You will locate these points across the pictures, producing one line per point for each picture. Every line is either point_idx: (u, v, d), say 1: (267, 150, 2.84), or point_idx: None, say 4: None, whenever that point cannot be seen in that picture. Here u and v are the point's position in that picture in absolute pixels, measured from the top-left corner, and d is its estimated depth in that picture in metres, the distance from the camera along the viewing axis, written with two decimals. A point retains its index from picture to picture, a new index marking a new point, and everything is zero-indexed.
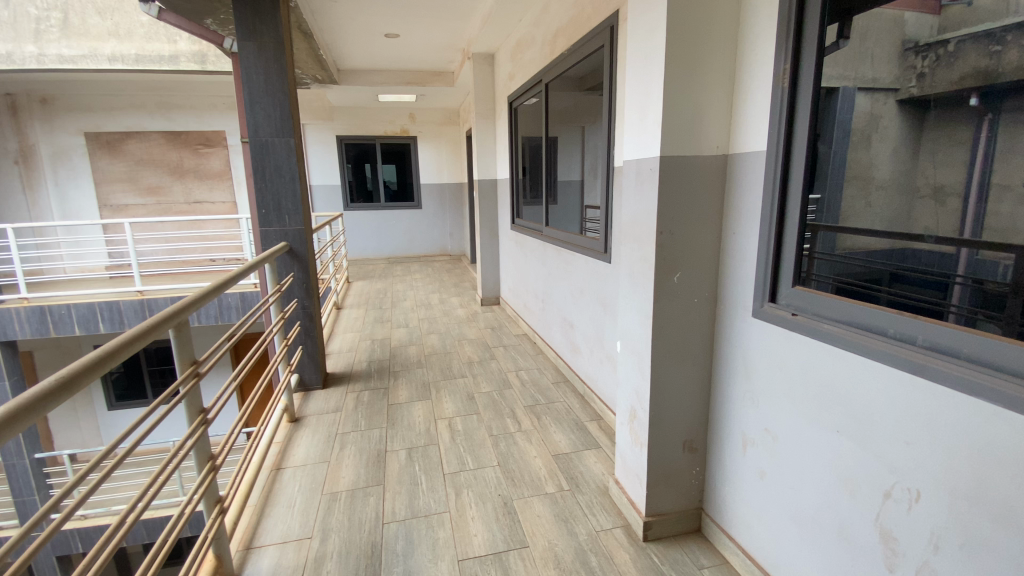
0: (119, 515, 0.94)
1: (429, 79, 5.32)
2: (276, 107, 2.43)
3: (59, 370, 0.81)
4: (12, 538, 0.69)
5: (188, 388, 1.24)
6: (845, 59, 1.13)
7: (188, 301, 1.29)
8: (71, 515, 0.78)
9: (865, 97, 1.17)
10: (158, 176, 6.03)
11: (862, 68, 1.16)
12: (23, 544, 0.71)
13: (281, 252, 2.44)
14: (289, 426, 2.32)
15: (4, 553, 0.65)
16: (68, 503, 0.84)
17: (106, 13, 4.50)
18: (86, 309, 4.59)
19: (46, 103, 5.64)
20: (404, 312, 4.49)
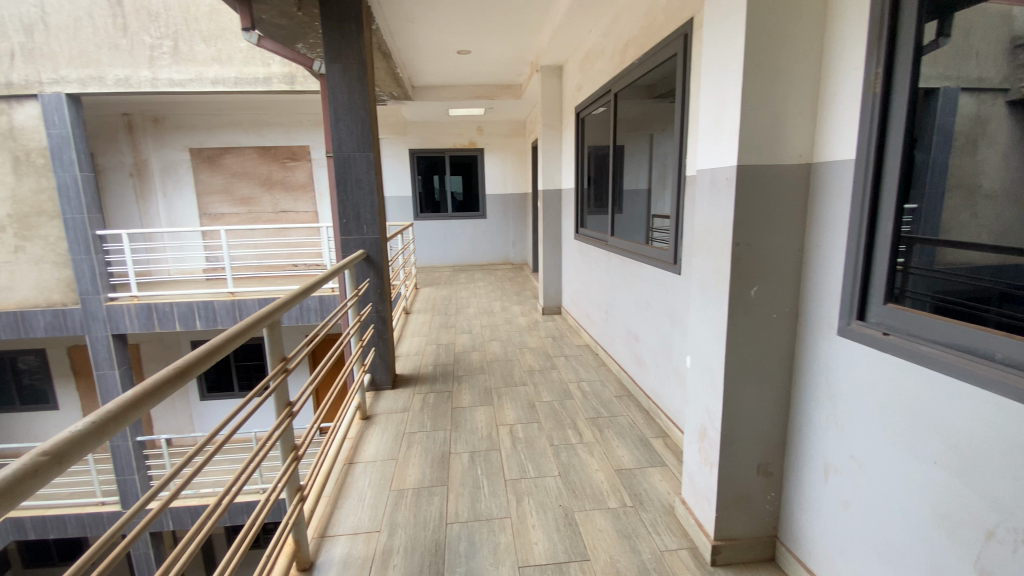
0: (219, 495, 1.04)
1: (498, 92, 5.45)
2: (357, 124, 2.60)
3: (178, 360, 0.93)
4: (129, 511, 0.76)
5: (277, 383, 1.34)
6: (946, 58, 1.02)
7: (280, 303, 1.40)
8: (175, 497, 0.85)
9: (968, 98, 1.05)
10: (251, 188, 6.60)
11: (965, 67, 1.03)
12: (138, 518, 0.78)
13: (360, 259, 2.59)
14: (361, 423, 2.45)
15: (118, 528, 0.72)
16: (175, 483, 0.94)
17: (211, 41, 5.02)
18: (186, 306, 5.07)
19: (158, 123, 6.28)
20: (467, 319, 4.59)
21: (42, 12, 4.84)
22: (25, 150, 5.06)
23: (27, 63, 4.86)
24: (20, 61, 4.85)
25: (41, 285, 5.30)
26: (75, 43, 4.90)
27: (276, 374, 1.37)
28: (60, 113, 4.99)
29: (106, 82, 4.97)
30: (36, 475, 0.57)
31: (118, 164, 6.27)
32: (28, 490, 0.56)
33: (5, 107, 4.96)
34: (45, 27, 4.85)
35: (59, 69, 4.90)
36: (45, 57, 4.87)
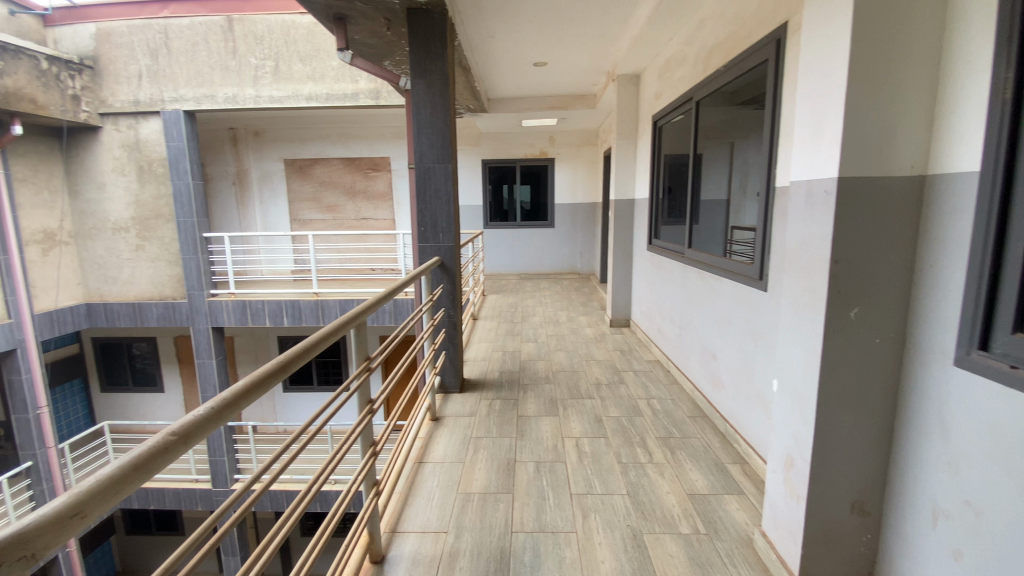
0: (309, 481, 1.11)
1: (572, 103, 5.47)
2: (438, 136, 2.71)
3: (281, 355, 1.00)
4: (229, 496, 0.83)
5: (360, 382, 1.42)
6: None
7: (367, 305, 1.49)
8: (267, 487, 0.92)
9: None
10: (336, 196, 7.07)
11: None
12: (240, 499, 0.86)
13: (435, 266, 2.68)
14: (431, 424, 2.53)
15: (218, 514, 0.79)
16: (270, 469, 1.02)
17: (307, 60, 5.45)
18: (276, 305, 5.49)
19: (258, 135, 6.87)
20: (533, 328, 4.60)
21: (166, 38, 5.48)
22: (148, 161, 5.73)
23: (152, 83, 5.51)
24: (147, 82, 5.52)
25: (155, 280, 5.96)
26: (192, 64, 5.49)
27: (359, 374, 1.44)
28: (177, 128, 5.58)
29: (216, 99, 5.52)
30: (167, 452, 0.64)
31: (223, 173, 6.94)
32: (161, 464, 0.63)
33: (134, 122, 5.66)
34: (168, 51, 5.48)
35: (178, 89, 5.50)
36: (168, 78, 5.50)
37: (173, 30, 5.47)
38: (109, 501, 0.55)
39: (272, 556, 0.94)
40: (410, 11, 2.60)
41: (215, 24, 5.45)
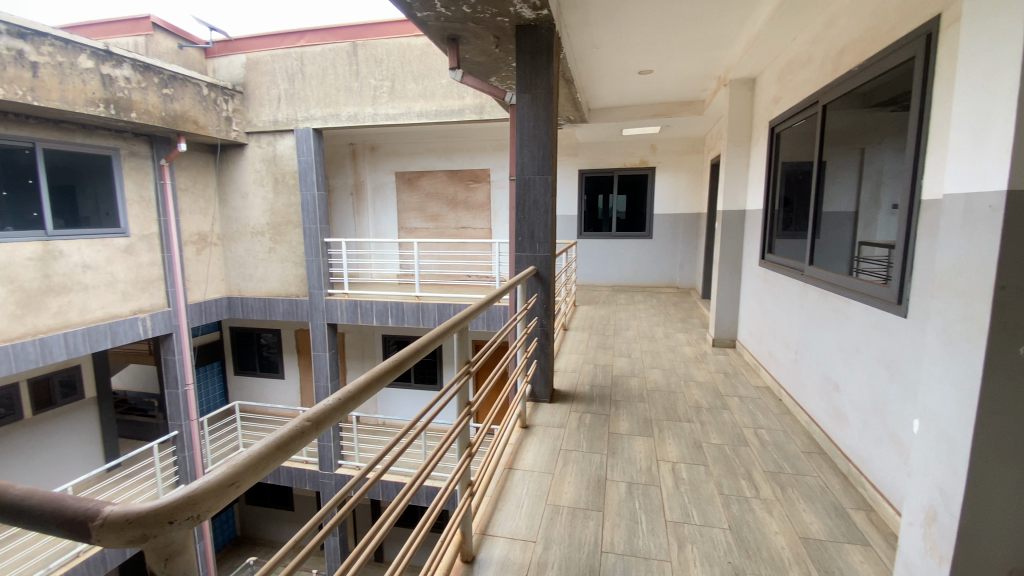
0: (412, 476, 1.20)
1: (678, 110, 5.28)
2: (540, 148, 2.76)
3: (397, 354, 1.08)
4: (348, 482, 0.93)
5: (459, 384, 1.48)
6: None
7: (470, 310, 1.55)
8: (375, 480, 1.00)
9: None
10: (439, 206, 7.46)
11: None
12: (356, 486, 0.95)
13: (531, 275, 2.72)
14: (521, 431, 2.56)
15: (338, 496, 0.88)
16: (380, 462, 1.11)
17: (419, 79, 5.85)
18: (383, 305, 5.99)
19: (374, 150, 7.48)
20: (627, 342, 4.46)
21: (301, 64, 6.17)
22: (282, 173, 6.49)
23: (289, 106, 6.25)
24: (285, 104, 6.26)
25: (283, 279, 6.70)
26: (321, 87, 6.13)
27: (459, 379, 1.50)
28: (307, 144, 6.25)
29: (340, 117, 6.10)
30: (302, 436, 0.71)
31: (343, 185, 7.66)
32: (298, 446, 0.70)
33: (273, 140, 6.44)
34: (303, 76, 6.17)
35: (310, 109, 6.18)
36: (301, 100, 6.20)
37: (307, 58, 6.16)
38: (259, 475, 0.62)
39: (373, 550, 1.00)
40: (518, 28, 2.69)
41: (342, 50, 6.05)
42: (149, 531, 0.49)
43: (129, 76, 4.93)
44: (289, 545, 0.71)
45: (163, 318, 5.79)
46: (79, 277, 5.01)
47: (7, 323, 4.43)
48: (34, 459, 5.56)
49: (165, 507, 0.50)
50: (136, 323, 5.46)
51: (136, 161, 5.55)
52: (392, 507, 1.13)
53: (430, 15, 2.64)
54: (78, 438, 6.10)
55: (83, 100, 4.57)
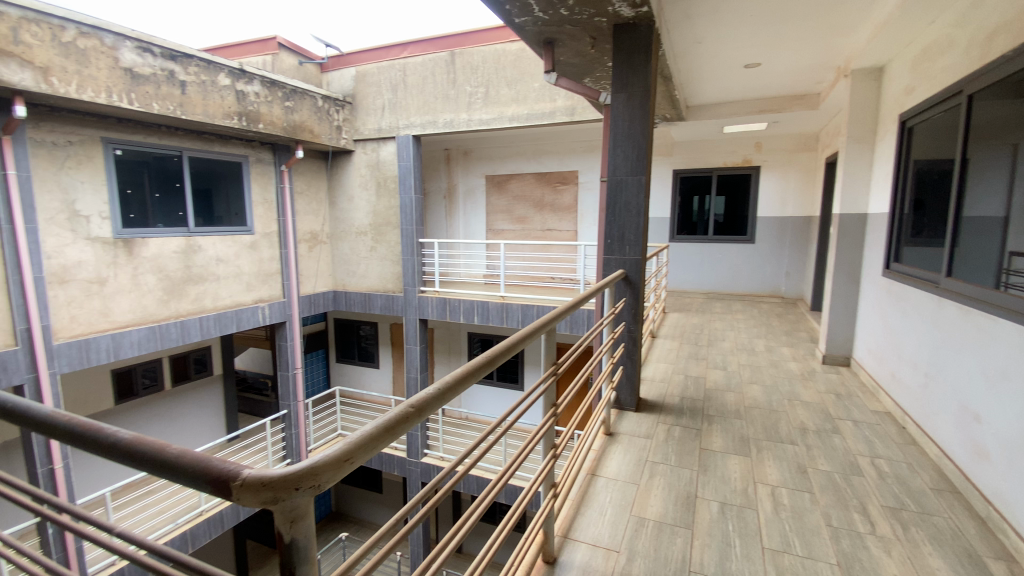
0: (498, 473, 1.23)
1: (788, 104, 4.88)
2: (634, 148, 2.70)
3: (491, 350, 1.10)
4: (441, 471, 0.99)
5: (547, 386, 1.49)
6: None
7: (559, 312, 1.54)
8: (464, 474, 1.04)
9: None
10: (527, 209, 7.53)
11: None
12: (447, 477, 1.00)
13: (620, 279, 2.66)
14: (605, 437, 2.52)
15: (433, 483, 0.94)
16: (467, 458, 1.16)
17: (513, 84, 5.97)
18: (470, 304, 6.24)
19: (467, 154, 7.77)
20: (722, 354, 4.21)
21: (404, 74, 6.55)
22: (384, 177, 6.94)
23: (392, 114, 6.67)
24: (389, 113, 6.69)
25: (382, 276, 7.16)
26: (421, 96, 6.46)
27: (546, 378, 1.51)
28: (407, 150, 6.62)
29: (438, 124, 6.40)
30: (407, 421, 0.76)
31: (438, 188, 8.05)
32: (403, 430, 0.75)
33: (377, 147, 6.91)
34: (405, 85, 6.54)
35: (410, 117, 6.55)
36: (403, 109, 6.59)
37: (409, 68, 6.52)
38: (370, 453, 0.66)
39: (459, 544, 1.04)
40: (616, 27, 2.64)
41: (441, 60, 6.35)
42: (279, 495, 0.55)
43: (258, 91, 5.57)
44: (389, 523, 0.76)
45: (279, 307, 6.45)
46: (213, 268, 5.73)
47: (156, 306, 5.20)
48: (173, 425, 6.46)
49: (293, 475, 0.55)
50: (257, 311, 6.14)
51: (262, 167, 6.24)
52: (479, 502, 1.17)
53: (527, 20, 2.68)
54: (207, 410, 6.99)
55: (221, 113, 5.23)
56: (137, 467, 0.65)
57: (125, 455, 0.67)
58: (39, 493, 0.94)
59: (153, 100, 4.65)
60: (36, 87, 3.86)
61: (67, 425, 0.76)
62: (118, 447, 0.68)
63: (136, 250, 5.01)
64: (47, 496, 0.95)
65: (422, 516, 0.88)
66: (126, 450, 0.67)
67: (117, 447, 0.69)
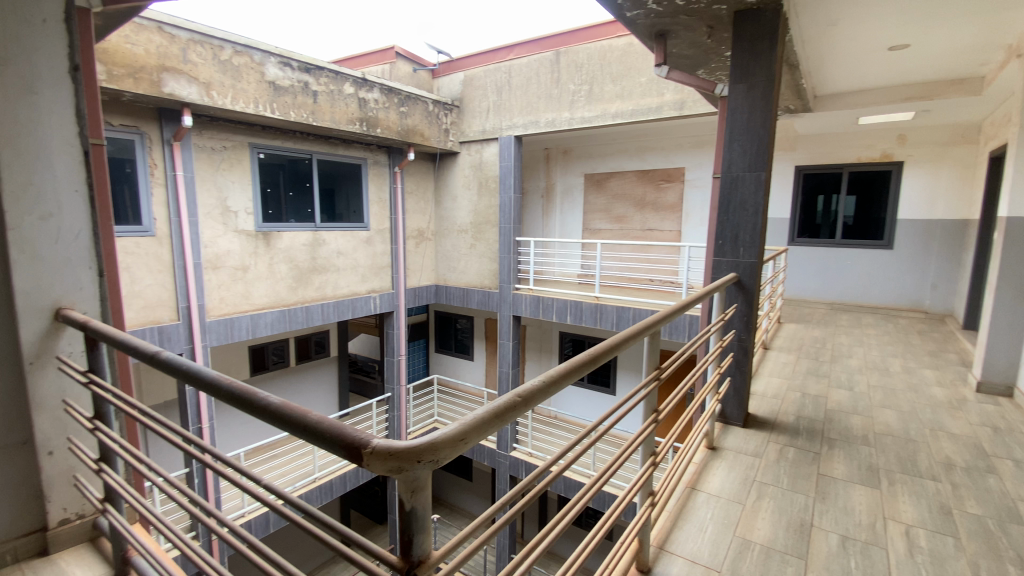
0: (592, 477, 1.20)
1: (942, 90, 4.22)
2: (754, 143, 2.50)
3: (595, 348, 1.08)
4: (538, 468, 0.99)
5: (648, 391, 1.43)
6: None
7: (663, 314, 1.47)
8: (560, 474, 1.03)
9: None
10: (626, 207, 7.30)
11: None
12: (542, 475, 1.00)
13: (731, 283, 2.49)
14: (707, 451, 2.38)
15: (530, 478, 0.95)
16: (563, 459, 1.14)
17: (619, 80, 5.84)
18: (564, 304, 6.24)
19: (567, 154, 7.77)
20: (847, 372, 3.76)
21: (510, 76, 6.69)
22: (486, 177, 7.14)
23: (496, 115, 6.84)
24: (493, 114, 6.87)
25: (480, 272, 7.39)
26: (525, 96, 6.56)
27: (644, 387, 1.44)
28: (509, 151, 6.76)
29: (540, 124, 6.45)
30: (515, 410, 0.77)
31: (536, 188, 8.16)
32: (511, 418, 0.76)
33: (480, 147, 7.13)
34: (509, 87, 6.68)
35: (513, 118, 6.68)
36: (507, 110, 6.73)
37: (515, 70, 6.65)
38: (482, 435, 0.69)
39: (552, 544, 1.05)
40: (738, 14, 2.47)
41: (546, 59, 6.39)
42: (403, 466, 0.60)
43: (377, 98, 6.03)
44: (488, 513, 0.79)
45: (388, 298, 6.94)
46: (334, 260, 6.31)
47: (287, 292, 5.85)
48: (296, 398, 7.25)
49: (417, 448, 0.60)
50: (368, 300, 6.66)
51: (378, 168, 6.75)
52: (570, 505, 1.15)
53: (639, 13, 2.61)
54: (324, 389, 7.72)
55: (346, 119, 5.73)
56: (284, 429, 0.73)
57: (274, 417, 0.76)
58: (189, 438, 1.11)
59: (290, 109, 5.23)
60: (200, 100, 4.53)
61: (227, 387, 0.88)
62: (269, 410, 0.77)
63: (273, 242, 5.69)
64: (198, 444, 1.11)
65: (511, 516, 0.89)
66: (275, 413, 0.75)
67: (267, 410, 0.78)
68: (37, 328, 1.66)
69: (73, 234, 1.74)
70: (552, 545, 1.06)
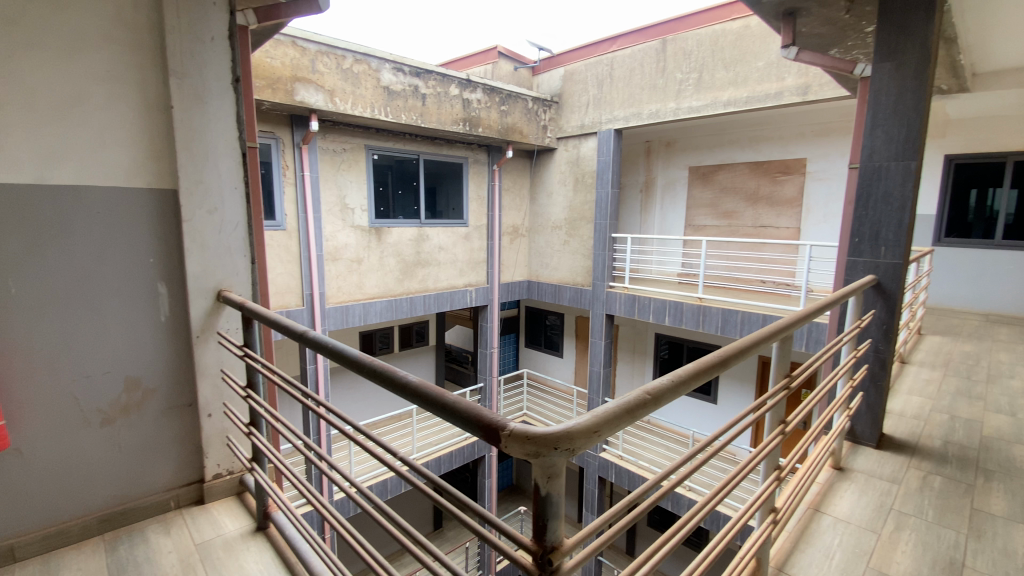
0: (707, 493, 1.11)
1: None
2: (903, 128, 2.20)
3: (722, 349, 1.00)
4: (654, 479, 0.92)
5: (775, 402, 1.31)
6: None
7: (795, 318, 1.34)
8: (678, 485, 0.96)
9: None
10: (736, 202, 6.80)
11: None
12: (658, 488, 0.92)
13: (870, 285, 2.23)
14: (832, 471, 2.16)
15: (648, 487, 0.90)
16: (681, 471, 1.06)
17: (732, 66, 5.46)
18: (662, 304, 5.99)
19: (670, 146, 7.44)
20: (1010, 394, 3.20)
21: (611, 68, 6.53)
22: (583, 173, 7.05)
23: (597, 110, 6.72)
24: (593, 108, 6.76)
25: (573, 269, 7.33)
26: (627, 88, 6.37)
27: (754, 409, 1.24)
28: (608, 145, 6.62)
29: (643, 116, 6.24)
30: (642, 408, 0.73)
31: (635, 182, 7.93)
32: (640, 416, 0.73)
33: (578, 143, 7.06)
34: (611, 80, 6.53)
35: (614, 111, 6.52)
36: (607, 103, 6.59)
37: (617, 62, 6.48)
38: (614, 430, 0.67)
39: (670, 554, 1.00)
40: None
41: (651, 49, 6.14)
42: (541, 451, 0.60)
43: (480, 98, 6.21)
44: (608, 519, 0.76)
45: (483, 292, 7.17)
46: (436, 255, 6.64)
47: (394, 283, 6.26)
48: None
49: (554, 435, 0.60)
50: (465, 293, 6.91)
51: (478, 166, 6.96)
52: (683, 521, 1.08)
53: None
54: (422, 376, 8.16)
55: (451, 119, 5.97)
56: (423, 406, 0.78)
57: (412, 394, 0.81)
58: (327, 407, 1.22)
59: (402, 112, 5.57)
60: (326, 106, 4.98)
61: (368, 364, 0.95)
62: (407, 388, 0.82)
63: (384, 237, 6.11)
64: (334, 412, 1.21)
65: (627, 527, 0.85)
66: (414, 391, 0.80)
67: (405, 387, 0.83)
68: (203, 307, 1.94)
69: (233, 226, 2.00)
70: (670, 556, 1.01)
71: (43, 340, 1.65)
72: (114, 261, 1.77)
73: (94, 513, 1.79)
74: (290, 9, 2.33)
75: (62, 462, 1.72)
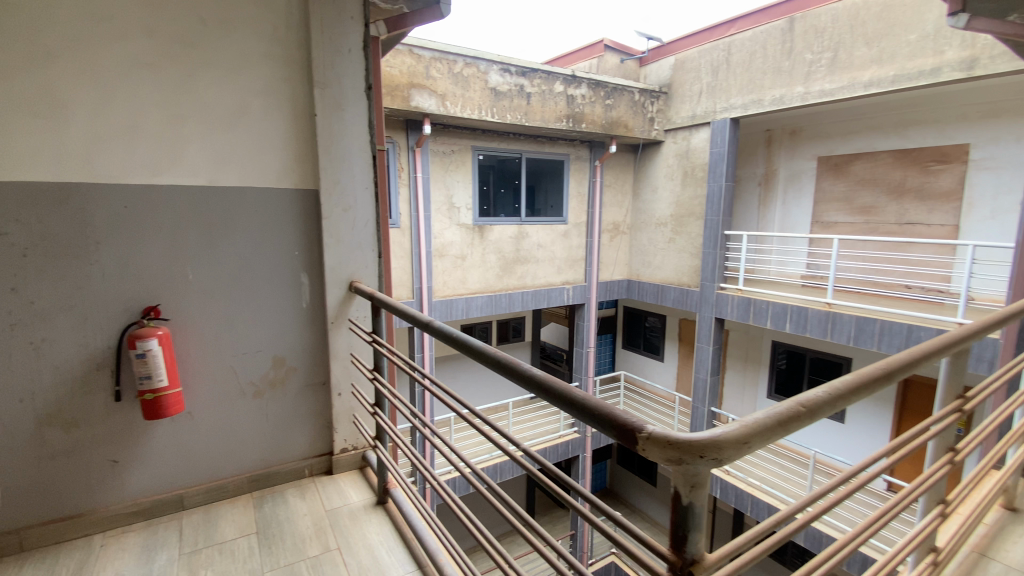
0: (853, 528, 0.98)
1: None
2: None
3: (883, 362, 0.88)
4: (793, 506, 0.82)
5: (944, 427, 1.13)
6: None
7: (971, 330, 1.16)
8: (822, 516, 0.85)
9: None
10: (875, 196, 6.01)
11: None
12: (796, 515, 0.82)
13: None
14: (1003, 512, 1.82)
15: (788, 512, 0.81)
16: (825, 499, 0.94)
17: (875, 41, 4.82)
18: (782, 308, 5.49)
19: (795, 134, 6.77)
20: None
21: (728, 53, 6.09)
22: (693, 166, 6.67)
23: (711, 98, 6.30)
24: (706, 97, 6.36)
25: (678, 267, 6.98)
26: (746, 73, 5.89)
27: (917, 434, 1.07)
28: (722, 135, 6.18)
29: (763, 103, 5.72)
30: (795, 422, 0.66)
31: (753, 175, 7.35)
32: (792, 430, 0.67)
33: (688, 134, 6.69)
34: (728, 66, 6.09)
35: (731, 98, 6.06)
36: (723, 91, 6.16)
37: (735, 46, 6.01)
38: (764, 444, 0.62)
39: None
40: None
41: (776, 29, 5.60)
42: (684, 458, 0.58)
43: (585, 94, 6.14)
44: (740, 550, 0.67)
45: (581, 290, 7.12)
46: (535, 252, 6.71)
47: (494, 279, 6.43)
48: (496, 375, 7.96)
49: (699, 442, 0.57)
50: (563, 291, 6.90)
51: (580, 162, 6.90)
52: (825, 555, 0.95)
53: None
54: None
55: (555, 117, 5.98)
56: (551, 400, 0.79)
57: (539, 387, 0.84)
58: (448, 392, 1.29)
59: (507, 112, 5.69)
60: (438, 110, 5.24)
61: (494, 356, 0.99)
62: (534, 380, 0.85)
63: (486, 234, 6.29)
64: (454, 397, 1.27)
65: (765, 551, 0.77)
66: (541, 384, 0.83)
67: (532, 380, 0.86)
68: (337, 297, 2.14)
69: (363, 223, 2.17)
70: None
71: (212, 320, 1.94)
72: (267, 255, 2.02)
73: (245, 473, 2.06)
74: (414, 18, 2.48)
75: (222, 426, 2.00)
